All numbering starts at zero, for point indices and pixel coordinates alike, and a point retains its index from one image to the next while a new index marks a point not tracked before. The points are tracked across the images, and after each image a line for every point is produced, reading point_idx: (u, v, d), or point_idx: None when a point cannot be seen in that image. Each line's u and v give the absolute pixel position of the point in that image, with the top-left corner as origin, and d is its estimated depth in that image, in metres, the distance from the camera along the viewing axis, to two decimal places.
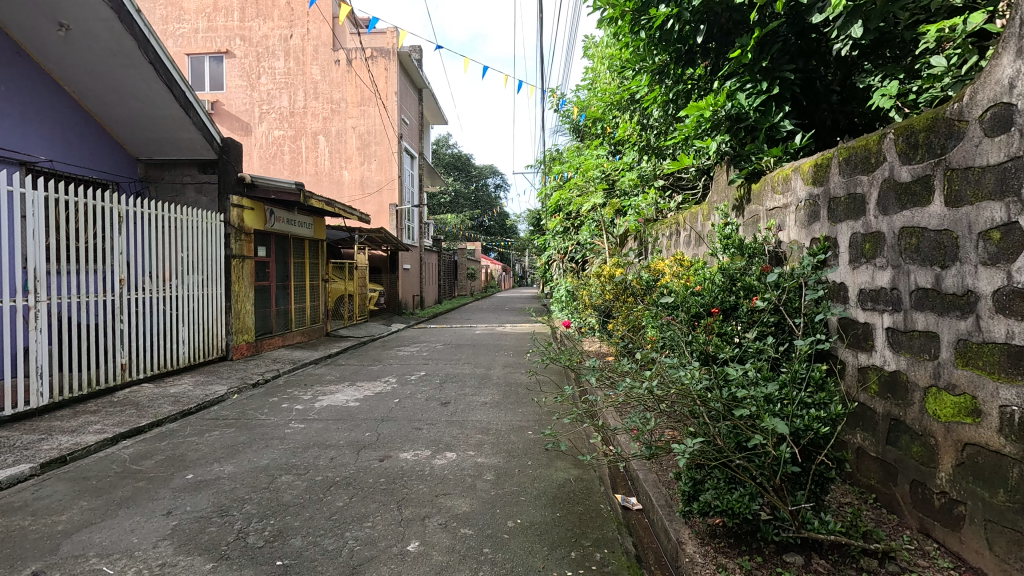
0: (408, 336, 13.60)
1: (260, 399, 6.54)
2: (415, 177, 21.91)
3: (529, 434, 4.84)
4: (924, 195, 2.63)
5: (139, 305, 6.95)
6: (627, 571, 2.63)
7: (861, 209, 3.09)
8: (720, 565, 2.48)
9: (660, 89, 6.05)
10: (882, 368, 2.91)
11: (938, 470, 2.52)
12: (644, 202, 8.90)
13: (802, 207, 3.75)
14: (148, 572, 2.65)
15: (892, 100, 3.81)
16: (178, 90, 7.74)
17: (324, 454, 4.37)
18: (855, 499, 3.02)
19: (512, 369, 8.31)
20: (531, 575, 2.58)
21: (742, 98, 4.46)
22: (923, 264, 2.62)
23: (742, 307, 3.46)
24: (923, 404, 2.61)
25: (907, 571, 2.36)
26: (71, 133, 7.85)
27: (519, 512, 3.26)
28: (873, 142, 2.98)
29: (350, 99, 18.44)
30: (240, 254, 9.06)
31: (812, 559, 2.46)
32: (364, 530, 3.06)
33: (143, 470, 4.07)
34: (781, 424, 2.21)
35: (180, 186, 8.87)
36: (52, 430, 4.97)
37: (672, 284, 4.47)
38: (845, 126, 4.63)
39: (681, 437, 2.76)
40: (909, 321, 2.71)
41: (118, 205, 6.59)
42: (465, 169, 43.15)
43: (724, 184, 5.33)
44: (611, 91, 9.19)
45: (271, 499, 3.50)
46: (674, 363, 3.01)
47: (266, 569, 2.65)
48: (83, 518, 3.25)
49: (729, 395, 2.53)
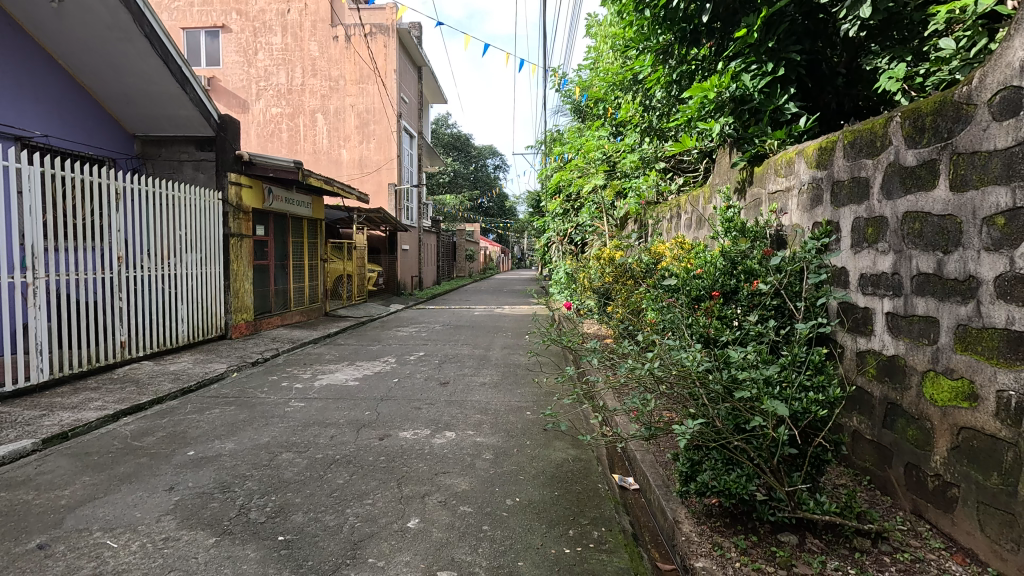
0: (406, 316, 13.63)
1: (260, 377, 6.57)
2: (414, 157, 21.73)
3: (528, 414, 4.88)
4: (929, 179, 2.61)
5: (138, 283, 6.93)
6: (624, 549, 2.68)
7: (866, 193, 3.08)
8: (715, 544, 2.52)
9: (663, 69, 5.99)
10: (880, 352, 2.93)
11: (933, 453, 2.55)
12: (644, 184, 8.86)
13: (805, 191, 3.74)
14: (151, 545, 2.68)
15: (899, 83, 3.75)
16: (175, 65, 7.62)
17: (325, 433, 4.40)
18: (850, 481, 3.06)
19: (511, 350, 8.34)
20: (529, 552, 2.62)
21: (747, 79, 4.40)
22: (926, 249, 2.62)
23: (742, 291, 3.46)
24: (921, 388, 2.63)
25: (899, 550, 2.40)
26: (66, 108, 7.74)
27: (518, 490, 3.30)
28: (879, 125, 2.95)
29: (348, 76, 18.20)
30: (238, 232, 9.01)
31: (806, 538, 2.50)
32: (365, 506, 3.10)
33: (145, 446, 4.10)
34: (782, 407, 2.23)
35: (178, 163, 8.79)
36: (53, 406, 5.00)
37: (672, 266, 4.45)
38: (850, 110, 4.59)
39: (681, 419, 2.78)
40: (909, 306, 2.72)
41: (114, 182, 6.57)
42: (464, 149, 42.85)
43: (726, 166, 5.28)
44: (614, 71, 9.10)
45: (272, 476, 3.54)
46: (675, 345, 3.02)
47: (268, 545, 2.68)
48: (86, 492, 3.29)
49: (729, 377, 2.54)
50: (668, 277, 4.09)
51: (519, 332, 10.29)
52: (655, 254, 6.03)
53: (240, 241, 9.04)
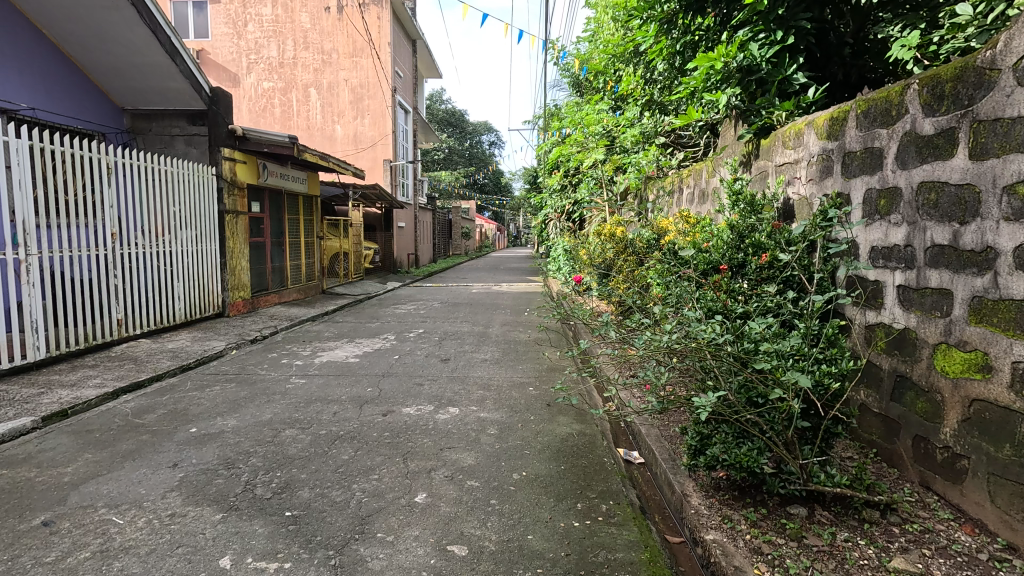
0: (404, 294, 13.57)
1: (259, 355, 6.53)
2: (409, 132, 21.41)
3: (531, 390, 4.87)
4: (947, 148, 2.55)
5: (133, 260, 6.83)
6: (633, 522, 2.68)
7: (879, 163, 3.01)
8: (725, 516, 2.51)
9: (667, 40, 5.87)
10: (890, 325, 2.89)
11: (943, 425, 2.54)
12: (645, 158, 8.76)
13: (814, 162, 3.67)
14: (158, 521, 2.66)
15: (912, 51, 3.66)
16: (163, 35, 7.40)
17: (327, 410, 4.37)
18: (856, 454, 3.06)
19: (511, 327, 8.32)
20: (538, 526, 2.61)
21: (755, 49, 4.28)
22: (941, 220, 2.58)
23: (751, 265, 3.40)
24: (932, 360, 2.61)
25: (908, 522, 2.41)
26: (51, 80, 7.52)
27: (523, 465, 3.30)
28: (895, 93, 2.88)
29: (341, 49, 17.80)
30: (234, 209, 8.87)
31: (815, 510, 2.50)
32: (372, 482, 3.08)
33: (146, 423, 4.07)
34: (803, 380, 2.20)
35: (169, 137, 8.61)
36: (51, 384, 4.96)
37: (677, 240, 4.39)
38: (857, 80, 4.48)
39: (692, 392, 2.74)
40: (922, 278, 2.68)
41: (105, 156, 6.42)
42: (459, 125, 42.35)
43: (731, 139, 5.18)
44: (614, 42, 8.92)
45: (276, 452, 3.52)
46: (687, 319, 2.99)
47: (276, 520, 2.67)
48: (89, 469, 3.26)
49: (743, 349, 2.50)
50: (673, 251, 4.04)
51: (518, 309, 10.25)
52: (658, 230, 5.97)
53: (235, 218, 8.90)
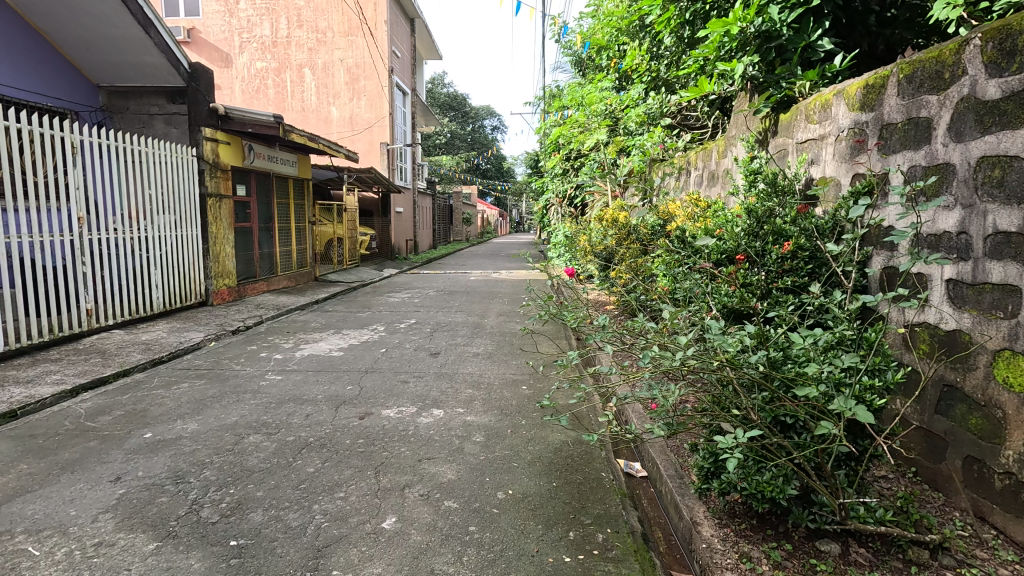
0: (400, 281, 13.17)
1: (238, 347, 6.15)
2: (407, 115, 20.85)
3: (524, 389, 4.48)
4: (1018, 115, 2.12)
5: (104, 247, 6.41)
6: (633, 557, 2.29)
7: (925, 137, 2.58)
8: (743, 554, 2.12)
9: (676, 8, 5.39)
10: (936, 326, 2.48)
11: (1003, 448, 2.13)
12: (649, 140, 8.31)
13: (844, 138, 3.23)
14: (80, 553, 2.29)
15: (960, 10, 3.15)
16: (136, 6, 6.92)
17: (300, 412, 3.98)
18: (891, 473, 2.66)
19: (507, 317, 7.93)
20: (522, 562, 2.23)
21: (775, 11, 3.80)
22: (1008, 202, 2.15)
23: (770, 254, 2.98)
24: (990, 369, 2.20)
25: (965, 565, 2.00)
26: (17, 54, 7.08)
27: (510, 481, 2.91)
28: (949, 52, 2.44)
29: (337, 27, 17.20)
30: (217, 192, 8.43)
31: (850, 548, 2.10)
32: (335, 502, 2.70)
33: (98, 427, 3.69)
34: (858, 410, 1.75)
35: (148, 117, 8.16)
36: (5, 380, 4.59)
37: (686, 226, 3.97)
38: (886, 51, 4.03)
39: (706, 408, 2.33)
40: (980, 272, 2.26)
41: (71, 135, 5.97)
42: (461, 108, 41.67)
43: (746, 115, 4.71)
44: (618, 15, 8.39)
45: (234, 464, 3.13)
46: (701, 324, 2.59)
47: (217, 553, 2.29)
48: (18, 484, 2.88)
49: (769, 361, 2.08)
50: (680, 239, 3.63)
51: (516, 298, 9.86)
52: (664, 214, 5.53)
53: (219, 201, 8.47)
